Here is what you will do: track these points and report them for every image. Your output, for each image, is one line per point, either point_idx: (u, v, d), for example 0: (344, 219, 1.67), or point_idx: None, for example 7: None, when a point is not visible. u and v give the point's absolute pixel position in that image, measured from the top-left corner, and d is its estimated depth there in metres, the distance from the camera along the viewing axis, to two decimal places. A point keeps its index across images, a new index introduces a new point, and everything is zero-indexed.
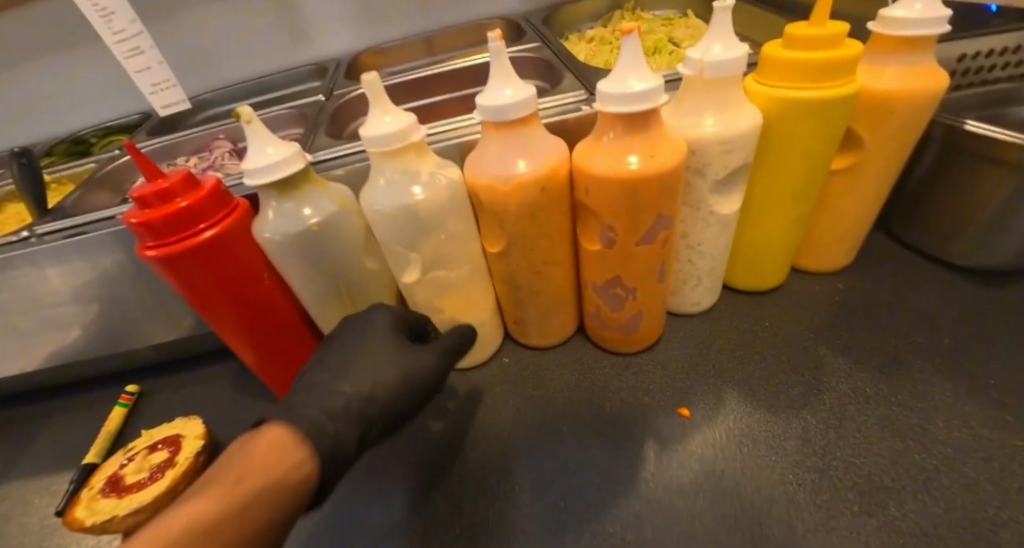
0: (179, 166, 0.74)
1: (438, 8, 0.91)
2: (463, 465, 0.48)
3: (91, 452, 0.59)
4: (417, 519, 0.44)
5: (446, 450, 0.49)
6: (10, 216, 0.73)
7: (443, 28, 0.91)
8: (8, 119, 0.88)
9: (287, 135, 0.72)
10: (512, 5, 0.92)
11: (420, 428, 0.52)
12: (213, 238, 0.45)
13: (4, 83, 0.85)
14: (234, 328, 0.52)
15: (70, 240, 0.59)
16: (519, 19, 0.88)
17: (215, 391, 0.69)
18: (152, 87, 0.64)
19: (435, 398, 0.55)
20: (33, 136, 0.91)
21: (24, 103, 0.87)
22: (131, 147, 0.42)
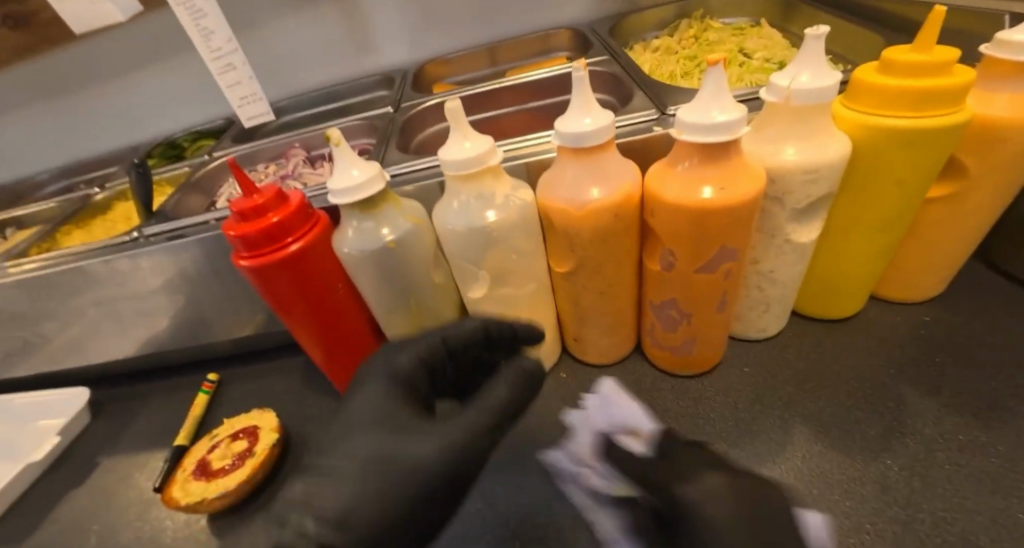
0: (260, 173, 0.79)
1: (502, 19, 0.92)
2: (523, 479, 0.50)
3: (181, 435, 0.66)
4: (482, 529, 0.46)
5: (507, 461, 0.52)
6: (118, 215, 0.81)
7: (507, 39, 0.92)
8: (113, 124, 0.98)
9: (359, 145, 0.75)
10: (576, 13, 0.92)
11: None
12: (298, 251, 0.48)
13: (111, 90, 0.94)
14: (311, 333, 0.56)
15: (171, 243, 0.65)
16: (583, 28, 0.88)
17: (286, 383, 0.74)
18: (240, 101, 0.68)
19: None
20: (132, 139, 1.00)
21: (126, 109, 0.96)
22: (233, 166, 0.46)
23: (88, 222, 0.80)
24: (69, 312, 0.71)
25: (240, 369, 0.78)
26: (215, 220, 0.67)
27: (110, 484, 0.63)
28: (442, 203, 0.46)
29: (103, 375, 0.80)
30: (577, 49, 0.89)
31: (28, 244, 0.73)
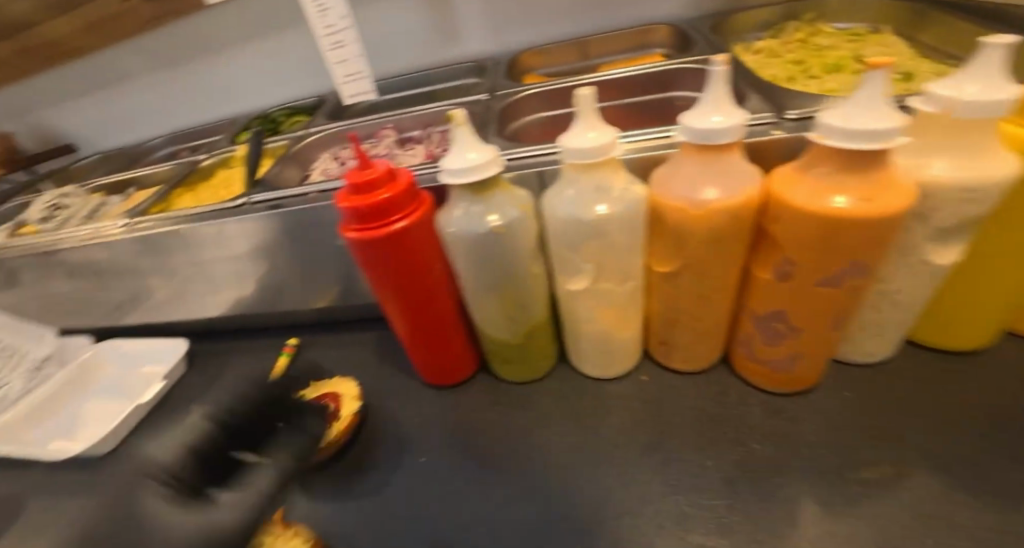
0: (353, 150, 0.80)
1: (598, 12, 0.91)
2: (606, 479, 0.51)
3: (264, 395, 0.69)
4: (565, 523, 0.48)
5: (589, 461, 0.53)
6: (221, 181, 0.86)
7: (601, 32, 0.91)
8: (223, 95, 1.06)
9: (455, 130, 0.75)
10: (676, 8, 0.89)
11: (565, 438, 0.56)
12: (403, 229, 0.49)
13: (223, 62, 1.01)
14: (402, 308, 0.57)
15: (271, 213, 0.68)
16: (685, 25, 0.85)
17: (362, 354, 0.76)
18: (344, 77, 0.69)
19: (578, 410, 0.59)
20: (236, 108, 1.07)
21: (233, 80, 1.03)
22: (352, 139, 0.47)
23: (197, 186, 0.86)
24: (177, 268, 0.76)
25: (319, 336, 0.81)
26: (316, 192, 0.69)
27: None
28: (557, 191, 0.48)
29: (196, 328, 0.86)
30: (675, 47, 0.87)
31: (147, 202, 0.79)
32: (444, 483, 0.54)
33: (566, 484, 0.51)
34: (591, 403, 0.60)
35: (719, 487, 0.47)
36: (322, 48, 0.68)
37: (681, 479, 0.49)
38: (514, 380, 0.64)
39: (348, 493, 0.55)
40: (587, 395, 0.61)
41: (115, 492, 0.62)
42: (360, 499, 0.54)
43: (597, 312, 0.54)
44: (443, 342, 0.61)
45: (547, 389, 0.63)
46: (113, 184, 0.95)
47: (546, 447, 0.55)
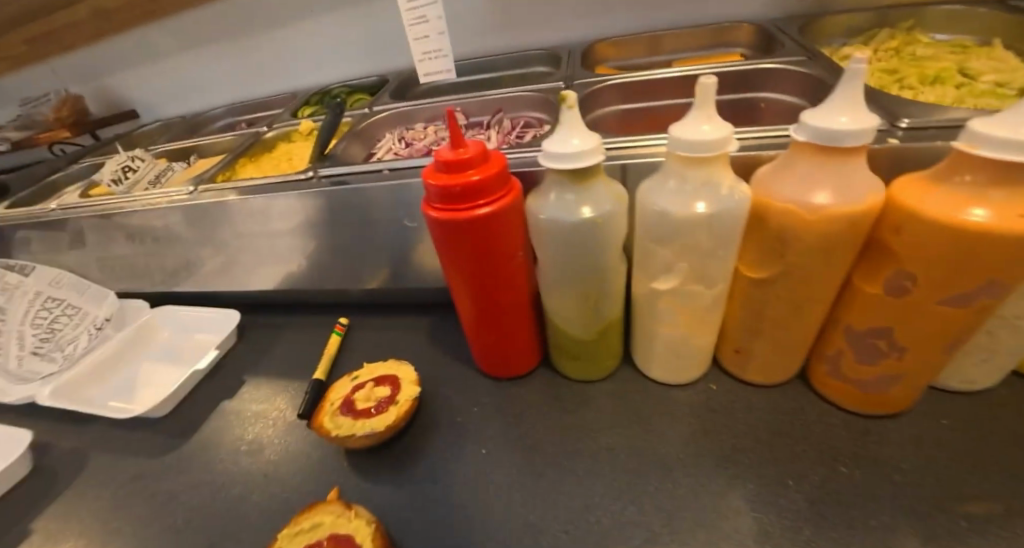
0: (420, 132, 0.79)
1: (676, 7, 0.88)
2: (677, 490, 0.48)
3: (318, 371, 0.69)
4: (637, 530, 0.45)
5: (659, 468, 0.51)
6: (282, 154, 0.85)
7: (676, 28, 0.88)
8: (289, 68, 1.07)
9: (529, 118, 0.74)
10: (759, 8, 0.85)
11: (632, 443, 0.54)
12: (488, 214, 0.48)
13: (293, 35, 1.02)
14: (472, 296, 0.55)
15: (338, 188, 0.68)
16: (769, 26, 0.81)
17: (414, 338, 0.75)
18: (422, 55, 0.67)
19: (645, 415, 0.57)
20: (303, 82, 1.09)
21: (301, 53, 1.05)
22: (450, 116, 0.45)
23: (260, 157, 0.86)
24: (238, 238, 0.76)
25: (371, 316, 0.81)
26: (388, 169, 0.68)
27: (257, 402, 0.68)
28: (657, 183, 0.47)
29: (247, 300, 0.86)
30: (757, 49, 0.84)
31: (213, 170, 0.79)
32: (507, 476, 0.52)
33: (637, 488, 0.49)
34: (659, 407, 0.57)
35: (804, 508, 0.45)
36: (403, 23, 0.66)
37: (761, 495, 0.47)
38: (577, 377, 0.62)
39: (405, 477, 0.54)
40: (654, 399, 0.58)
41: (172, 455, 0.63)
42: (421, 484, 0.53)
43: (677, 313, 0.53)
44: (508, 334, 0.59)
45: (612, 390, 0.61)
46: (178, 151, 0.96)
47: (613, 449, 0.53)
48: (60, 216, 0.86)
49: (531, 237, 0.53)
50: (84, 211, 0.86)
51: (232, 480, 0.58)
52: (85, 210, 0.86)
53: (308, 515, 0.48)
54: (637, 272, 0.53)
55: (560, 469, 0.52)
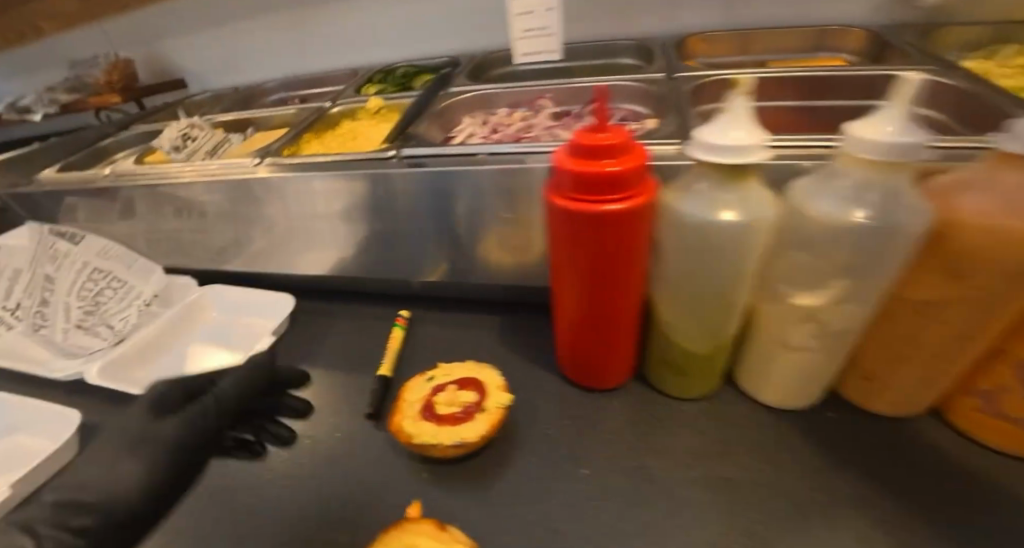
0: (501, 116, 0.72)
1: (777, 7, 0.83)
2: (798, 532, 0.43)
3: (382, 366, 0.63)
4: None
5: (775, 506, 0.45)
6: (347, 132, 0.79)
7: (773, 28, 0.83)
8: (359, 44, 1.05)
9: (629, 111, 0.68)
10: (868, 14, 0.80)
11: (739, 474, 0.48)
12: (618, 212, 0.42)
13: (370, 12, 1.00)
14: (576, 294, 0.51)
15: (426, 174, 0.63)
16: (883, 32, 0.76)
17: (480, 336, 0.70)
18: (523, 33, 0.62)
19: (750, 442, 0.51)
20: (367, 59, 1.06)
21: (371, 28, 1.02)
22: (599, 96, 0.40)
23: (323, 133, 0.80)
24: (302, 217, 0.71)
25: (435, 310, 0.76)
26: (484, 155, 0.63)
27: (317, 394, 0.63)
28: (819, 183, 0.42)
29: (299, 284, 0.81)
30: (865, 57, 0.78)
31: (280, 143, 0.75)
32: (611, 501, 0.47)
33: (766, 526, 0.43)
34: (772, 434, 0.52)
35: None
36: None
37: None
38: (678, 393, 0.56)
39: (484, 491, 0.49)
40: (760, 426, 0.53)
41: None
42: (506, 501, 0.47)
43: (813, 336, 0.46)
44: (608, 341, 0.54)
45: (714, 410, 0.55)
46: (235, 123, 0.92)
47: (727, 476, 0.48)
48: (118, 185, 0.84)
49: (654, 241, 0.47)
50: (144, 181, 0.83)
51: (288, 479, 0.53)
52: (144, 180, 0.83)
53: (396, 530, 0.42)
54: (770, 287, 0.47)
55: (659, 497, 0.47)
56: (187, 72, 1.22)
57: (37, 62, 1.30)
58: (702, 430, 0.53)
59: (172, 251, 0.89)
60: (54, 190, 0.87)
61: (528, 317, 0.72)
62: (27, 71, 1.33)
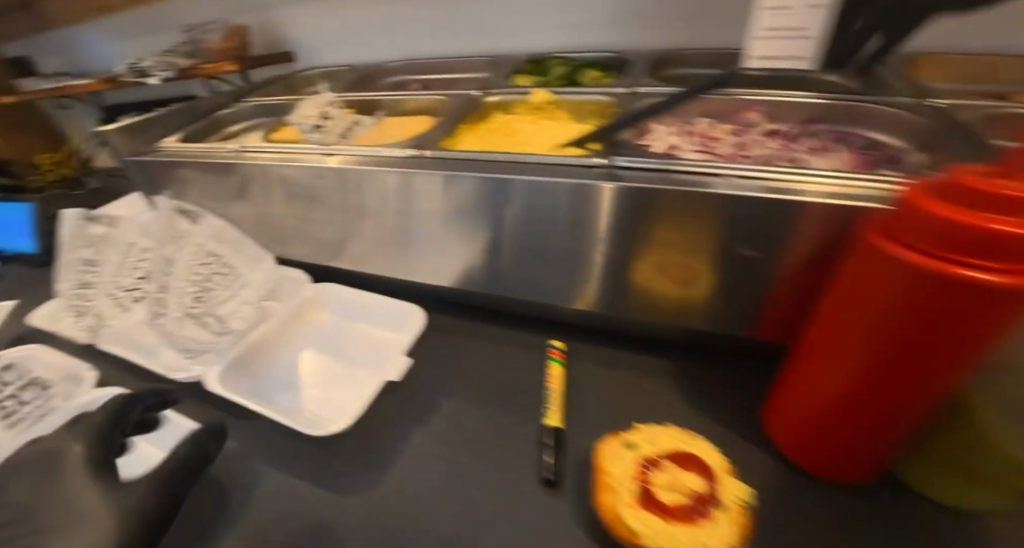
0: (700, 127, 0.60)
1: None
2: None
3: (549, 413, 0.52)
4: None
5: None
6: (503, 127, 0.69)
7: None
8: (495, 29, 0.95)
9: (872, 137, 0.55)
10: None
11: None
12: (998, 294, 0.29)
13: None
14: (847, 368, 0.39)
15: (662, 189, 0.49)
16: None
17: (645, 382, 0.59)
18: (767, 31, 0.49)
19: None
20: (503, 47, 0.96)
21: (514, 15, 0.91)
22: None
23: (475, 126, 0.70)
24: (449, 218, 0.63)
25: (584, 341, 0.65)
26: (733, 175, 0.49)
27: (458, 432, 0.53)
28: None
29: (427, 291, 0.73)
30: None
31: (435, 133, 0.65)
32: None
33: None
34: None
35: None
36: None
37: None
38: (946, 500, 0.43)
39: None
40: None
41: (354, 480, 0.50)
42: None
43: None
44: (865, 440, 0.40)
45: (993, 536, 0.42)
46: (364, 104, 0.84)
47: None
48: (237, 159, 0.77)
49: (1010, 337, 0.32)
50: (266, 157, 0.75)
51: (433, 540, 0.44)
52: (267, 153, 0.75)
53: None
54: None
55: None
56: (300, 45, 1.15)
57: (150, 24, 1.27)
58: None
59: (281, 238, 0.82)
60: (168, 162, 0.82)
61: (702, 366, 0.60)
62: (138, 35, 1.31)
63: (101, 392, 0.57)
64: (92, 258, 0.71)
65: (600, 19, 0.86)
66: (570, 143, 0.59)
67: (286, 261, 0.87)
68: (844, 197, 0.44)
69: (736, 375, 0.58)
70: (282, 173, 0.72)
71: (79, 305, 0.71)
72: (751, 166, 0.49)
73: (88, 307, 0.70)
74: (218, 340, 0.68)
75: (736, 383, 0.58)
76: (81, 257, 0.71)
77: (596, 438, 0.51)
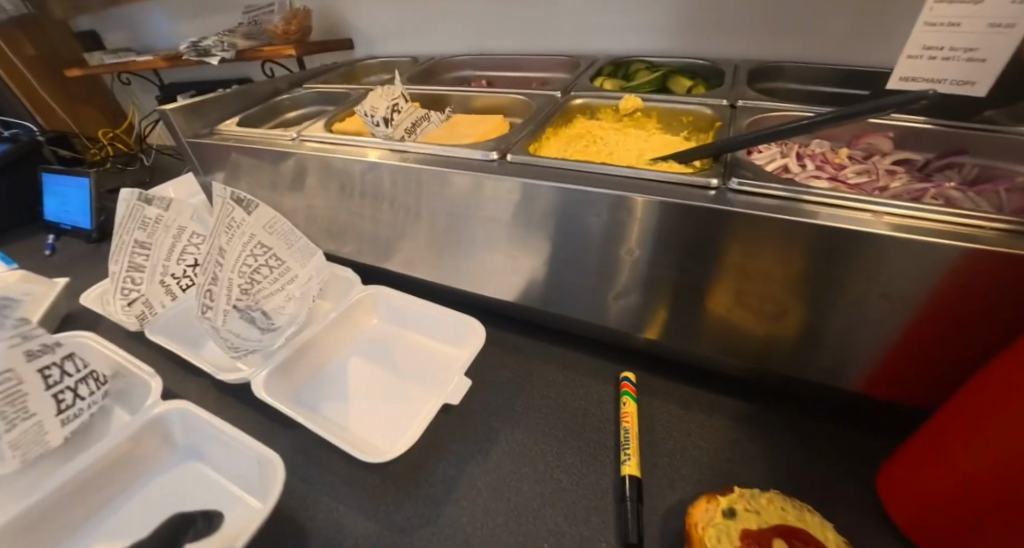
0: (814, 150, 0.55)
1: None
2: None
3: (628, 460, 0.47)
4: None
5: None
6: (587, 134, 0.64)
7: None
8: (571, 27, 0.89)
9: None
10: None
11: None
12: None
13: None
14: (1008, 452, 0.32)
15: (790, 219, 0.43)
16: None
17: (723, 427, 0.53)
18: (925, 51, 0.43)
19: None
20: (576, 47, 0.90)
21: (593, 14, 0.85)
22: None
23: (558, 129, 0.66)
24: (525, 227, 0.57)
25: (658, 375, 0.59)
26: (879, 213, 0.42)
27: (522, 469, 0.48)
28: None
29: (484, 303, 0.69)
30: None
31: (511, 136, 0.60)
32: None
33: None
34: None
35: None
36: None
37: None
38: None
39: None
40: None
41: (401, 512, 0.46)
42: None
43: None
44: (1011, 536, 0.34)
45: None
46: (431, 98, 0.79)
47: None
48: (295, 147, 0.73)
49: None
50: (326, 147, 0.71)
51: None
52: (328, 143, 0.72)
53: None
54: None
55: None
56: (361, 33, 1.12)
57: (214, 3, 1.26)
58: None
59: (332, 233, 0.78)
60: (225, 145, 0.79)
61: (793, 418, 0.53)
62: (201, 15, 1.30)
63: (167, 406, 0.53)
64: (145, 241, 0.66)
65: (690, 22, 0.79)
66: (670, 159, 0.54)
67: (334, 256, 0.84)
68: (1022, 247, 0.36)
69: (836, 434, 0.51)
70: (342, 166, 0.68)
71: (126, 289, 0.67)
72: (897, 202, 0.42)
73: (136, 293, 0.68)
74: (264, 337, 0.67)
75: (838, 443, 0.50)
76: (133, 239, 0.65)
77: (680, 495, 0.45)
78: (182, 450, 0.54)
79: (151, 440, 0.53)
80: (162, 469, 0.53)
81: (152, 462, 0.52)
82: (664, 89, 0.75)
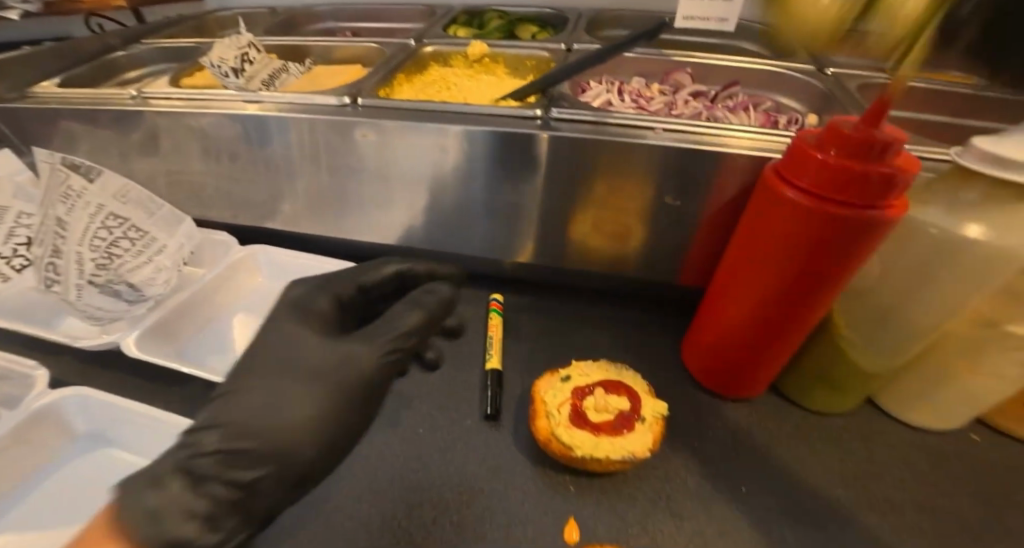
0: (628, 86, 0.65)
1: None
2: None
3: (491, 357, 0.55)
4: None
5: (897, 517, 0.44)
6: (442, 79, 0.70)
7: None
8: None
9: (779, 102, 0.63)
10: None
11: (863, 486, 0.46)
12: (851, 219, 0.35)
13: None
14: (737, 298, 0.45)
15: (593, 137, 0.53)
16: None
17: (572, 325, 0.64)
18: None
19: (867, 455, 0.49)
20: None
21: None
22: (899, 77, 0.33)
23: (412, 77, 0.71)
24: (389, 166, 0.61)
25: (523, 294, 0.69)
26: (660, 129, 0.53)
27: (402, 381, 0.55)
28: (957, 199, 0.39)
29: (365, 250, 0.73)
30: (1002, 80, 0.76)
31: (370, 81, 0.64)
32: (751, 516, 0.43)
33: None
34: (888, 451, 0.50)
35: None
36: None
37: None
38: (821, 410, 0.52)
39: (609, 493, 0.44)
40: (869, 437, 0.51)
41: None
42: (639, 502, 0.44)
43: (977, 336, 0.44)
44: (755, 359, 0.47)
45: (842, 434, 0.51)
46: (286, 49, 0.78)
47: (888, 506, 0.45)
48: (140, 105, 0.69)
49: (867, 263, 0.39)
50: (178, 102, 0.69)
51: (378, 469, 0.46)
52: (179, 100, 0.69)
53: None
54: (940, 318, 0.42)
55: (792, 505, 0.44)
56: None
57: None
58: (822, 441, 0.50)
59: (198, 202, 0.76)
60: (50, 109, 0.72)
61: (629, 311, 0.66)
62: None
63: (63, 395, 0.51)
64: None
65: None
66: (509, 96, 0.61)
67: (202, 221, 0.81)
68: (749, 149, 0.50)
69: (661, 319, 0.64)
70: (198, 123, 0.66)
71: None
72: (675, 119, 0.54)
73: None
74: (132, 308, 0.65)
75: (660, 324, 0.64)
76: None
77: (534, 378, 0.55)
78: (81, 440, 0.52)
79: (46, 429, 0.50)
80: (64, 460, 0.50)
81: (49, 455, 0.50)
82: (514, 36, 0.81)
